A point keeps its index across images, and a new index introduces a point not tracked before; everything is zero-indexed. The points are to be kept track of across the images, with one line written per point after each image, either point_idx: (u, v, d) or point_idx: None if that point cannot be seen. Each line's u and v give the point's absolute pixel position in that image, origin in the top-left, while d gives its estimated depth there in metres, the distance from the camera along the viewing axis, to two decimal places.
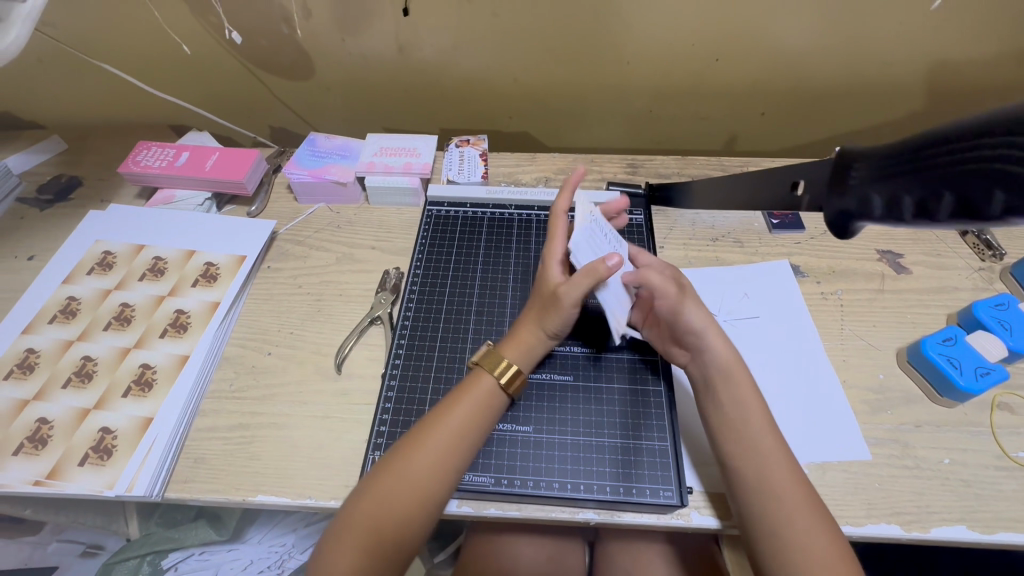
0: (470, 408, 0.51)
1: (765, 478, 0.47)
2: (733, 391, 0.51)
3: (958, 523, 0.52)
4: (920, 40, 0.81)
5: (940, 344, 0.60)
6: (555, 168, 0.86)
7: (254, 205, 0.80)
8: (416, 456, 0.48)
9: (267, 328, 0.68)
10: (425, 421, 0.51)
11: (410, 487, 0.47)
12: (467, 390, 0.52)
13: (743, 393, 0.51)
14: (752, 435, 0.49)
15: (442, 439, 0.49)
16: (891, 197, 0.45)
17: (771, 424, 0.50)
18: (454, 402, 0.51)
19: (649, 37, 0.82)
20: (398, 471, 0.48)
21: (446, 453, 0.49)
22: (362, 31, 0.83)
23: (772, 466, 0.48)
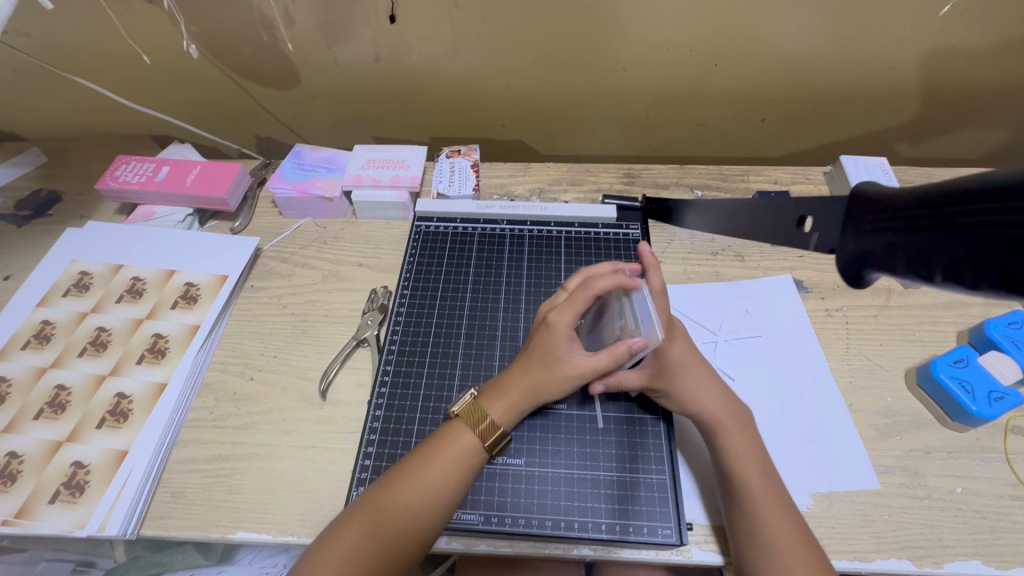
0: (447, 463, 0.49)
1: (766, 534, 0.45)
2: (728, 433, 0.50)
3: (973, 558, 0.50)
4: (927, 44, 0.79)
5: (952, 366, 0.58)
6: (549, 179, 0.83)
7: (237, 221, 0.78)
8: (386, 508, 0.46)
9: (250, 351, 0.65)
10: (399, 471, 0.49)
11: (377, 542, 0.45)
12: (447, 443, 0.50)
13: (736, 447, 0.49)
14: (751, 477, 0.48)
15: (414, 493, 0.47)
16: (912, 251, 0.35)
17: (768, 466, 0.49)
18: (432, 454, 0.49)
19: (645, 43, 0.79)
20: (367, 522, 0.46)
21: (417, 509, 0.47)
22: (347, 38, 0.80)
23: (773, 522, 0.46)
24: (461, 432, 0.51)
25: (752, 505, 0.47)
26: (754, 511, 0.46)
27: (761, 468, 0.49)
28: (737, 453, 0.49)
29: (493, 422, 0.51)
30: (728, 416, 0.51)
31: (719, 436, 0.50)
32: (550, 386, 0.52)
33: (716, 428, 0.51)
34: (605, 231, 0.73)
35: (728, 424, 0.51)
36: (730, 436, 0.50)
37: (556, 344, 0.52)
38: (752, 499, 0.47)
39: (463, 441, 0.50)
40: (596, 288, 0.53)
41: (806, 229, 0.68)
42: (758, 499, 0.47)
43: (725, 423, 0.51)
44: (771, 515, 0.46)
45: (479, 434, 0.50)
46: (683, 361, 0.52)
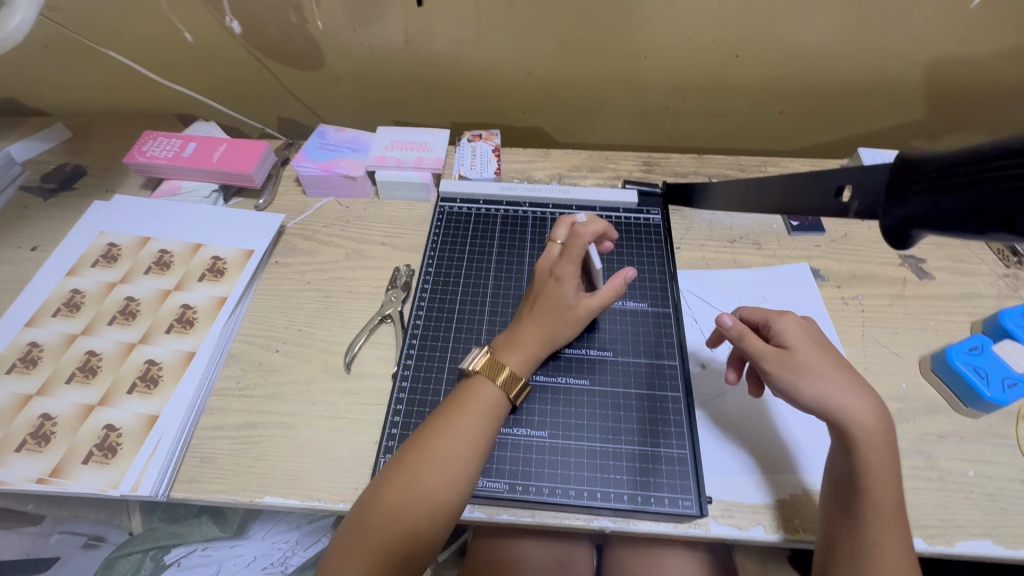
0: (474, 417, 0.50)
1: (879, 564, 0.43)
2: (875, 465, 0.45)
3: (984, 538, 0.51)
4: (950, 40, 0.79)
5: (967, 353, 0.59)
6: (568, 165, 0.84)
7: (262, 198, 0.79)
8: (422, 468, 0.47)
9: (276, 324, 0.67)
10: (427, 432, 0.50)
11: (418, 501, 0.46)
12: (466, 396, 0.52)
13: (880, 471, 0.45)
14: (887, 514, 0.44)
15: (449, 450, 0.48)
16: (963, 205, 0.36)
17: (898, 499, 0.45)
18: (456, 411, 0.50)
19: (669, 31, 0.80)
20: (405, 483, 0.47)
21: (453, 465, 0.48)
22: (374, 20, 0.81)
23: (888, 553, 0.43)
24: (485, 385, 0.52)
25: (875, 537, 0.44)
26: (876, 539, 0.44)
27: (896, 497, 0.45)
28: (876, 476, 0.45)
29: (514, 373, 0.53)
30: (880, 433, 0.46)
31: (862, 460, 0.46)
32: (566, 330, 0.56)
33: (858, 449, 0.46)
34: (627, 216, 0.74)
35: (876, 446, 0.46)
36: (874, 456, 0.45)
37: (565, 287, 0.55)
38: (873, 528, 0.44)
39: (486, 394, 0.51)
40: (585, 238, 0.56)
41: (845, 198, 0.61)
42: (881, 528, 0.44)
43: (877, 450, 0.46)
44: (889, 548, 0.43)
45: (501, 385, 0.52)
46: (814, 361, 0.49)
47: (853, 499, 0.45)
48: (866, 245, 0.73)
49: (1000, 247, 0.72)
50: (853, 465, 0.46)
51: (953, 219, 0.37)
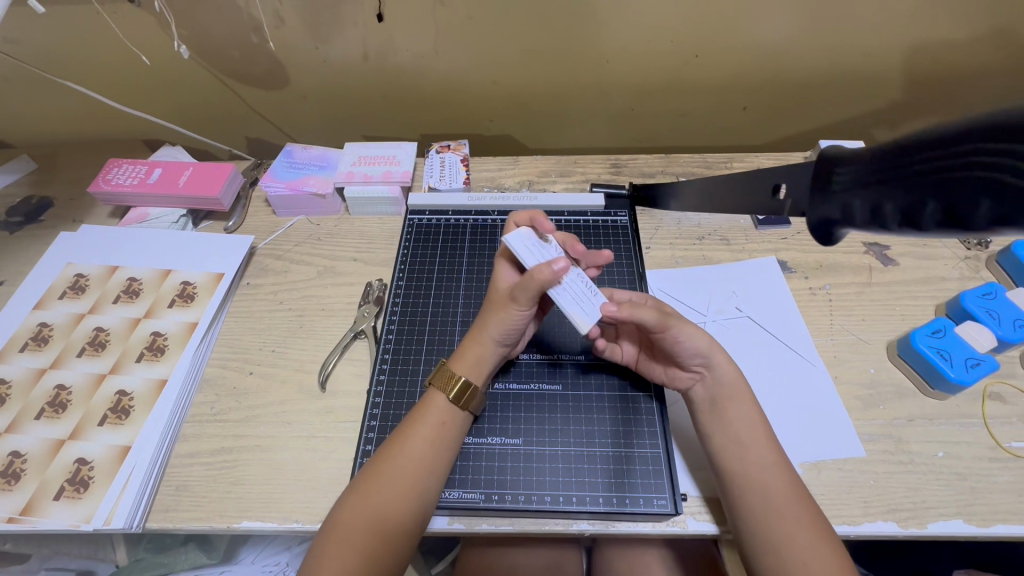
0: (427, 437, 0.50)
1: (774, 500, 0.46)
2: (744, 412, 0.50)
3: (955, 517, 0.52)
4: (899, 30, 0.81)
5: (930, 337, 0.60)
6: (537, 171, 0.84)
7: (231, 220, 0.79)
8: (378, 492, 0.47)
9: (249, 347, 0.67)
10: (382, 453, 0.50)
11: (376, 518, 0.46)
12: (420, 413, 0.52)
13: (746, 414, 0.50)
14: (758, 456, 0.48)
15: (403, 471, 0.48)
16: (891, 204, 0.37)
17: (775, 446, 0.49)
18: (410, 430, 0.51)
19: (628, 34, 0.81)
20: (361, 511, 0.47)
21: (409, 487, 0.48)
22: (335, 38, 0.81)
23: (780, 491, 0.46)
24: (432, 398, 0.52)
25: (760, 463, 0.47)
26: (763, 477, 0.47)
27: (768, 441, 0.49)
28: (742, 412, 0.50)
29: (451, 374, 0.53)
30: (739, 383, 0.51)
31: (731, 409, 0.50)
32: (495, 318, 0.53)
33: (724, 394, 0.51)
34: (594, 219, 0.73)
35: (737, 389, 0.51)
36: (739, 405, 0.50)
37: (495, 281, 0.55)
38: (760, 468, 0.48)
39: (436, 409, 0.52)
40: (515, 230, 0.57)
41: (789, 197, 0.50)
42: (762, 471, 0.47)
43: (739, 389, 0.51)
44: (776, 483, 0.47)
45: (439, 387, 0.52)
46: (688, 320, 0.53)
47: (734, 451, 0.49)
48: None
49: None
50: (722, 412, 0.51)
51: (875, 215, 0.39)
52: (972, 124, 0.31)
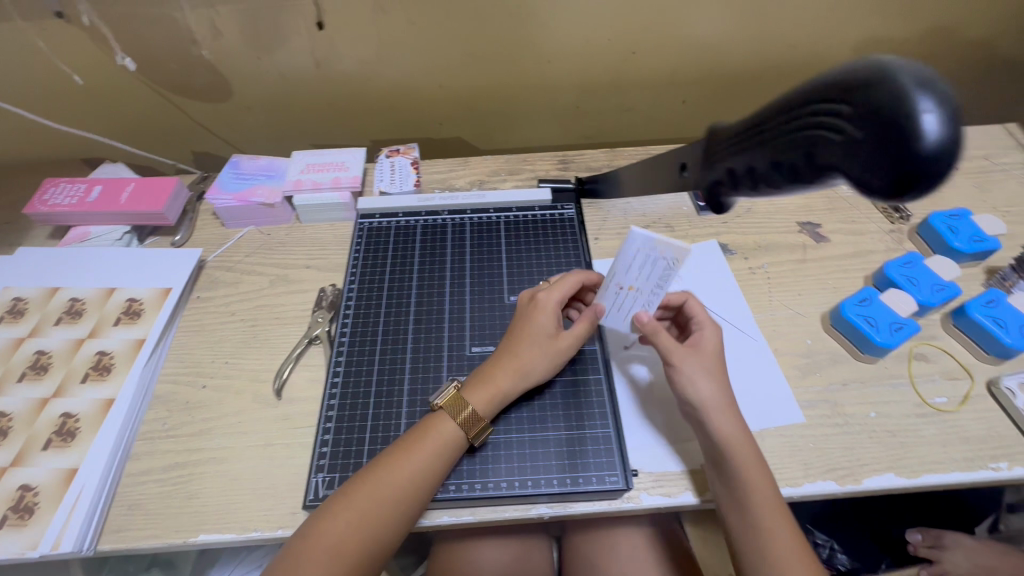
0: (426, 463, 0.50)
1: (774, 554, 0.46)
2: (746, 464, 0.49)
3: (887, 472, 0.56)
4: (818, 21, 0.87)
5: (857, 305, 0.64)
6: (487, 170, 0.86)
7: (178, 234, 0.77)
8: (372, 517, 0.47)
9: (200, 360, 0.66)
10: (378, 474, 0.49)
11: (363, 543, 0.46)
12: (421, 436, 0.51)
13: (748, 465, 0.49)
14: (761, 509, 0.48)
15: (399, 484, 0.48)
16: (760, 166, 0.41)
17: (776, 495, 0.49)
18: (412, 445, 0.50)
19: (567, 33, 0.84)
20: (352, 531, 0.46)
21: (400, 499, 0.48)
22: (277, 47, 0.81)
23: (783, 543, 0.47)
24: (441, 422, 0.52)
25: (762, 526, 0.47)
26: (766, 529, 0.47)
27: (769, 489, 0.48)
28: (747, 468, 0.49)
29: (478, 411, 0.52)
30: (739, 434, 0.50)
31: (728, 461, 0.49)
32: (538, 357, 0.55)
33: (723, 453, 0.49)
34: (542, 213, 0.73)
35: (736, 446, 0.49)
36: (739, 458, 0.49)
37: (542, 316, 0.56)
38: (762, 519, 0.47)
39: (444, 435, 0.51)
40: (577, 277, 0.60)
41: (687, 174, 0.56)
42: (764, 523, 0.47)
43: (740, 450, 0.49)
44: (780, 537, 0.47)
45: (461, 425, 0.52)
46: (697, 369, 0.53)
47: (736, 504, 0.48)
48: (766, 217, 0.78)
49: (884, 205, 0.79)
50: (722, 470, 0.49)
51: (751, 175, 0.43)
52: (821, 85, 0.35)
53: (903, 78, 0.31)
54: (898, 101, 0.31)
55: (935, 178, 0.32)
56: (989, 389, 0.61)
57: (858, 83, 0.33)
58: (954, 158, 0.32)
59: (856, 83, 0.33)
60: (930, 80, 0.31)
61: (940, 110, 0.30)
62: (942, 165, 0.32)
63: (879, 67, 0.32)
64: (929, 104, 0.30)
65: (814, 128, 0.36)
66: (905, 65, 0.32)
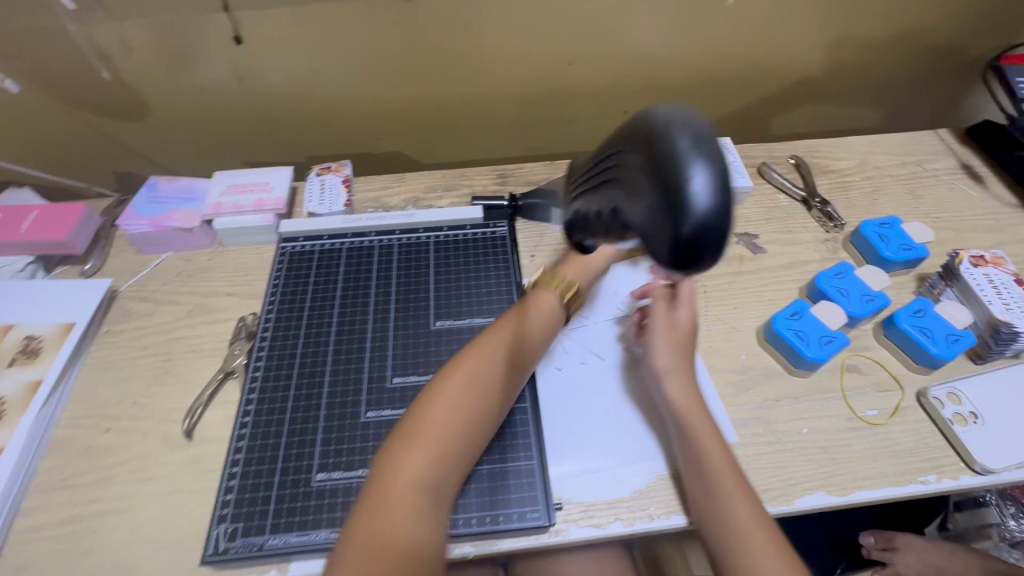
0: (543, 323, 0.58)
1: (730, 519, 0.48)
2: (698, 427, 0.53)
3: (818, 490, 0.55)
4: (750, 30, 0.87)
5: (788, 319, 0.63)
6: (423, 187, 0.83)
7: (89, 263, 0.73)
8: (488, 368, 0.52)
9: (106, 401, 0.61)
10: (501, 328, 0.55)
11: (481, 392, 0.51)
12: (527, 306, 0.59)
13: (701, 432, 0.53)
14: (716, 475, 0.50)
15: (481, 373, 0.51)
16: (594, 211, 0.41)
17: (732, 461, 0.51)
18: (477, 344, 0.54)
19: (499, 45, 0.82)
20: (470, 381, 0.51)
21: (523, 348, 0.55)
22: (194, 62, 0.77)
23: (738, 510, 0.48)
24: (541, 295, 0.59)
25: (721, 493, 0.49)
26: (718, 496, 0.49)
27: (723, 454, 0.52)
28: (701, 434, 0.53)
29: (566, 286, 0.61)
30: (690, 400, 0.55)
31: (684, 421, 0.54)
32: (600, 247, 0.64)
33: (682, 419, 0.54)
34: (474, 232, 0.71)
35: (693, 413, 0.54)
36: (694, 422, 0.53)
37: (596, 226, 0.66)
38: (717, 484, 0.50)
39: (547, 302, 0.59)
40: None
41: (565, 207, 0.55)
42: (717, 487, 0.50)
43: (691, 414, 0.54)
44: (735, 499, 0.49)
45: (558, 295, 0.60)
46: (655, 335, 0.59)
47: (694, 469, 0.51)
48: None
49: (819, 213, 0.78)
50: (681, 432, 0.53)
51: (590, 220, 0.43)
52: (628, 134, 0.36)
53: (682, 141, 0.32)
54: (676, 162, 0.31)
55: (714, 246, 0.32)
56: (919, 399, 0.61)
57: (653, 140, 0.33)
58: (727, 229, 0.32)
59: (650, 142, 0.33)
60: (709, 147, 0.32)
61: (710, 175, 0.31)
62: (715, 236, 0.31)
63: (668, 127, 0.33)
64: (698, 175, 0.31)
65: (624, 184, 0.36)
66: (690, 124, 0.33)
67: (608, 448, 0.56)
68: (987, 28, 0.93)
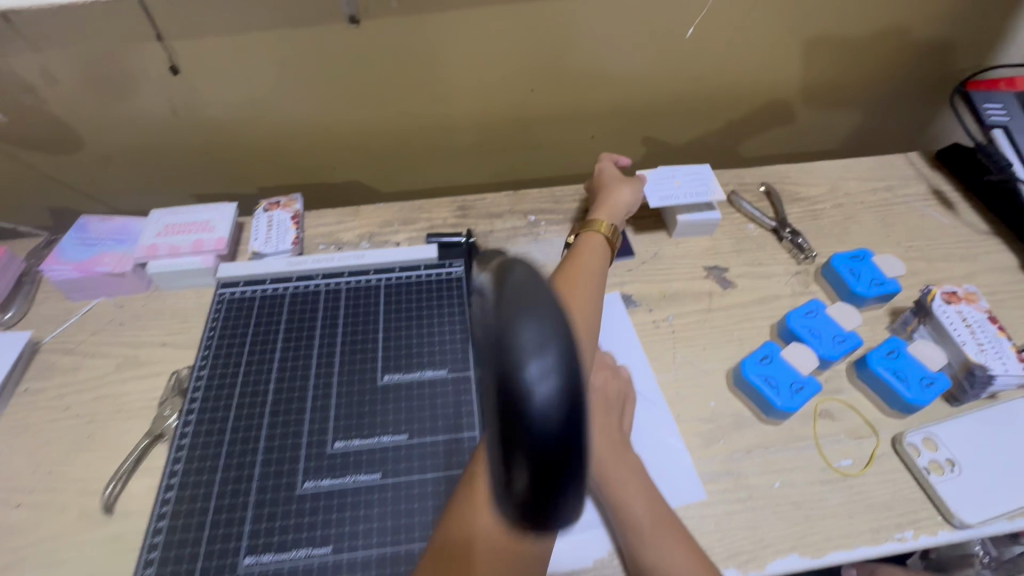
0: (594, 256, 0.65)
1: None
2: (619, 489, 0.51)
3: (791, 552, 0.51)
4: (716, 55, 0.85)
5: (758, 364, 0.60)
6: (380, 220, 0.79)
7: (10, 312, 0.67)
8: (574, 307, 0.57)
9: (19, 471, 0.56)
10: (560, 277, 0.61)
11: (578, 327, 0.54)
12: (579, 250, 0.66)
13: (625, 493, 0.50)
14: (647, 536, 0.49)
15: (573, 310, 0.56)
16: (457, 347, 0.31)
17: (667, 518, 0.50)
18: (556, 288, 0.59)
19: (457, 72, 0.79)
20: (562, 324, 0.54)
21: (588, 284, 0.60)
22: (128, 93, 0.73)
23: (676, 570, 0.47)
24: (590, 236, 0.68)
25: (655, 559, 0.47)
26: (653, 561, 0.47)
27: (656, 512, 0.50)
28: (628, 498, 0.50)
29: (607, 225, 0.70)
30: (610, 456, 0.52)
31: (605, 482, 0.51)
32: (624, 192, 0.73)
33: (605, 483, 0.51)
34: (428, 273, 0.67)
35: (617, 475, 0.51)
36: (617, 483, 0.51)
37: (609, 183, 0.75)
38: (648, 548, 0.48)
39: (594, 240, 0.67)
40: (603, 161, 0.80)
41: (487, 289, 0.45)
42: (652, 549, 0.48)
43: (613, 472, 0.52)
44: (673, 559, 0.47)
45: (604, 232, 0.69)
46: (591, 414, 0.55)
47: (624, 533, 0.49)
48: (672, 263, 0.74)
49: (790, 244, 0.76)
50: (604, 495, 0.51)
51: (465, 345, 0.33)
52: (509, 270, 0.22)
53: (523, 335, 0.20)
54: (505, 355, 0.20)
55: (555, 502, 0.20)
56: (894, 447, 0.58)
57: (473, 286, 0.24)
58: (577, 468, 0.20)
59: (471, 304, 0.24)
60: (555, 337, 0.20)
61: (550, 381, 0.20)
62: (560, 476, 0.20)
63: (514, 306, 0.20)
64: (536, 388, 0.20)
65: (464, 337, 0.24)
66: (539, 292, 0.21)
67: None
68: (953, 51, 0.93)
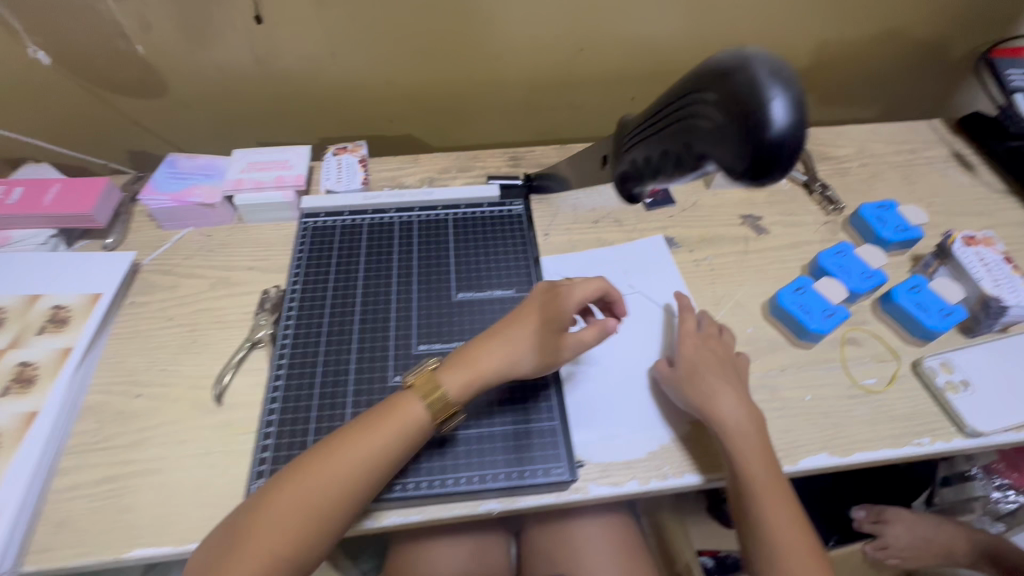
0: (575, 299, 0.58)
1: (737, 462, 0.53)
2: (707, 381, 0.57)
3: (821, 451, 0.58)
4: (755, 20, 0.90)
5: (794, 294, 0.67)
6: (439, 167, 0.85)
7: (110, 237, 0.74)
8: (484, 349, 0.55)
9: (135, 368, 0.63)
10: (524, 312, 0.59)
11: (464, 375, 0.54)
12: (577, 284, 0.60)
13: (715, 385, 0.57)
14: (732, 426, 0.54)
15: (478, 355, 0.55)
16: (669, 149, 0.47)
17: (750, 411, 0.56)
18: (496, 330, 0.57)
19: (513, 30, 0.84)
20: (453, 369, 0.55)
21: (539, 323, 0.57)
22: (213, 41, 0.79)
23: (749, 454, 0.53)
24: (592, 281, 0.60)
25: (737, 444, 0.53)
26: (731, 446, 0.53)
27: (740, 405, 0.56)
28: (718, 393, 0.56)
29: None
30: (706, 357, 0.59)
31: (698, 375, 0.58)
32: None
33: (693, 375, 0.58)
34: (491, 210, 0.74)
35: (704, 372, 0.58)
36: (706, 378, 0.58)
37: None
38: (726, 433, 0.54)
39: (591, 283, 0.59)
40: None
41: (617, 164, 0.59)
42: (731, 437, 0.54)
43: (702, 371, 0.58)
44: (749, 443, 0.54)
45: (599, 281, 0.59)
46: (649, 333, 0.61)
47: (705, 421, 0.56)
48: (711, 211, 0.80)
49: (820, 197, 0.82)
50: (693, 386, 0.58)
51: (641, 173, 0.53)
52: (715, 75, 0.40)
53: (767, 82, 0.37)
54: (756, 88, 0.37)
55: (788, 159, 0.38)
56: (914, 369, 0.64)
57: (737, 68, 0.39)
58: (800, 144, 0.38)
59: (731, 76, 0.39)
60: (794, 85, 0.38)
61: (786, 98, 0.37)
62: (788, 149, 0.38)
63: (746, 60, 0.39)
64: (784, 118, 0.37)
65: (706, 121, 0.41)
66: (767, 55, 0.39)
67: (616, 409, 0.59)
68: (979, 24, 0.97)
